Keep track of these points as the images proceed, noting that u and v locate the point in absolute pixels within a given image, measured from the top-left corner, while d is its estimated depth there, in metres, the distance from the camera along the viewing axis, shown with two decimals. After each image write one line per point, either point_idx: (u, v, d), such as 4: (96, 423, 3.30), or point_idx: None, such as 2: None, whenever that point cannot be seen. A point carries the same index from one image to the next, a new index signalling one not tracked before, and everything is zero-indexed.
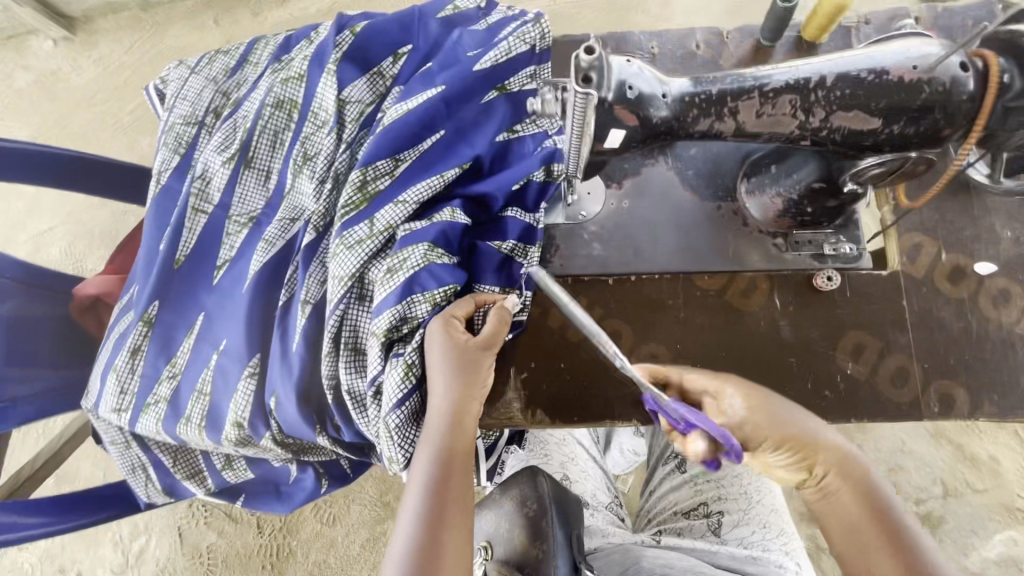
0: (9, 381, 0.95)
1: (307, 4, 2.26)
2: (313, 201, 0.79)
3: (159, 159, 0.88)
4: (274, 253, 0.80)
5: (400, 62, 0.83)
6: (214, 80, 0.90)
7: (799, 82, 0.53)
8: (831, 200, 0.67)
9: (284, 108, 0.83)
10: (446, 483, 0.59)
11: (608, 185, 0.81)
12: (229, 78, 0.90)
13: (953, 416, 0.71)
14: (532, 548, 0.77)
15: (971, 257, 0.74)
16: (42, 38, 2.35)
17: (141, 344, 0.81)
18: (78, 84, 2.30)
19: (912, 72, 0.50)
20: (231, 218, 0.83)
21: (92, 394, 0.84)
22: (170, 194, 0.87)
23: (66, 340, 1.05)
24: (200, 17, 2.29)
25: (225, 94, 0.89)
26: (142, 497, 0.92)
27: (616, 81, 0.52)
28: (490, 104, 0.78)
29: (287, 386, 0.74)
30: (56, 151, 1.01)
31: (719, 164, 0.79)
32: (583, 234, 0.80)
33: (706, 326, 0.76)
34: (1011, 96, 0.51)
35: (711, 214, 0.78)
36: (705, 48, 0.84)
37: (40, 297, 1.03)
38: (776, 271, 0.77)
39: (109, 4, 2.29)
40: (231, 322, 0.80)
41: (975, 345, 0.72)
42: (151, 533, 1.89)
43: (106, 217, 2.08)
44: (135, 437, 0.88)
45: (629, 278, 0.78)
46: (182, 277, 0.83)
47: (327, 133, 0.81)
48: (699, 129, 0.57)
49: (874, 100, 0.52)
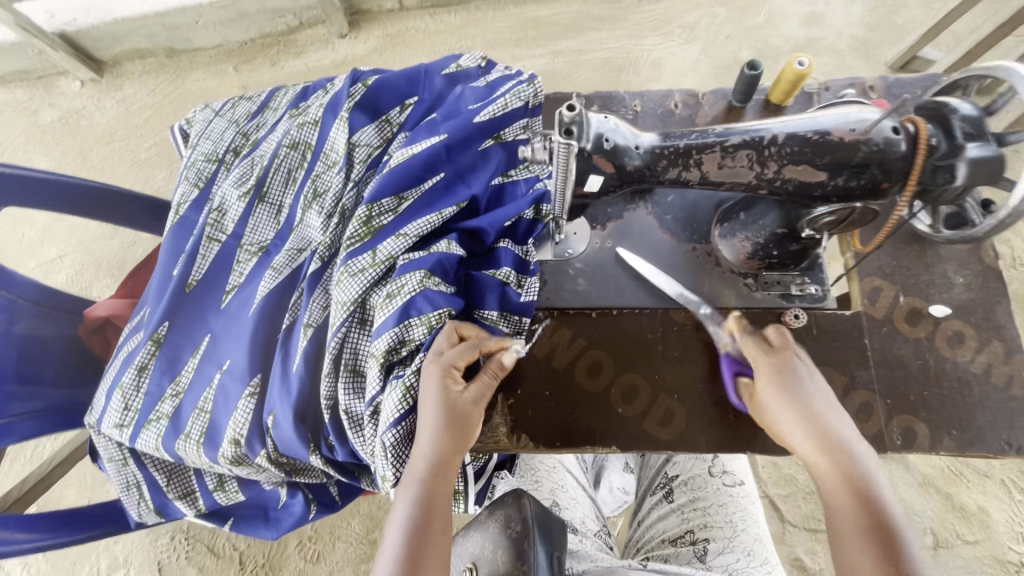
0: (13, 397, 0.98)
1: (323, 56, 2.42)
2: (320, 233, 0.86)
3: (179, 192, 0.94)
4: (280, 280, 0.86)
5: (406, 111, 0.92)
6: (235, 123, 0.98)
7: (755, 139, 0.60)
8: (793, 243, 0.75)
9: (298, 149, 0.91)
10: (425, 528, 0.64)
11: (593, 227, 0.87)
12: (250, 121, 0.99)
13: (916, 449, 0.75)
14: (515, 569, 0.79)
15: (927, 300, 0.80)
16: (71, 79, 2.50)
17: (148, 362, 0.86)
18: (100, 121, 2.43)
19: (851, 133, 0.58)
20: (242, 247, 0.90)
21: (96, 410, 0.88)
22: (186, 224, 0.93)
23: (74, 360, 1.10)
24: (222, 64, 2.45)
25: (245, 135, 0.97)
26: (133, 516, 0.93)
27: (594, 134, 0.60)
28: (486, 151, 0.86)
29: (284, 404, 0.78)
30: (91, 184, 1.10)
31: (695, 210, 0.86)
32: (569, 271, 0.86)
33: (683, 358, 0.81)
34: (938, 157, 0.58)
35: (687, 255, 0.85)
36: (682, 108, 0.93)
37: (54, 319, 1.08)
38: (747, 308, 0.82)
39: (137, 51, 2.45)
40: (235, 343, 0.85)
41: (933, 382, 0.77)
42: (131, 566, 1.86)
43: (115, 247, 2.15)
44: (132, 454, 0.91)
45: (610, 311, 0.84)
46: (192, 300, 0.88)
47: (337, 172, 0.88)
48: (669, 177, 0.64)
49: (819, 156, 0.59)
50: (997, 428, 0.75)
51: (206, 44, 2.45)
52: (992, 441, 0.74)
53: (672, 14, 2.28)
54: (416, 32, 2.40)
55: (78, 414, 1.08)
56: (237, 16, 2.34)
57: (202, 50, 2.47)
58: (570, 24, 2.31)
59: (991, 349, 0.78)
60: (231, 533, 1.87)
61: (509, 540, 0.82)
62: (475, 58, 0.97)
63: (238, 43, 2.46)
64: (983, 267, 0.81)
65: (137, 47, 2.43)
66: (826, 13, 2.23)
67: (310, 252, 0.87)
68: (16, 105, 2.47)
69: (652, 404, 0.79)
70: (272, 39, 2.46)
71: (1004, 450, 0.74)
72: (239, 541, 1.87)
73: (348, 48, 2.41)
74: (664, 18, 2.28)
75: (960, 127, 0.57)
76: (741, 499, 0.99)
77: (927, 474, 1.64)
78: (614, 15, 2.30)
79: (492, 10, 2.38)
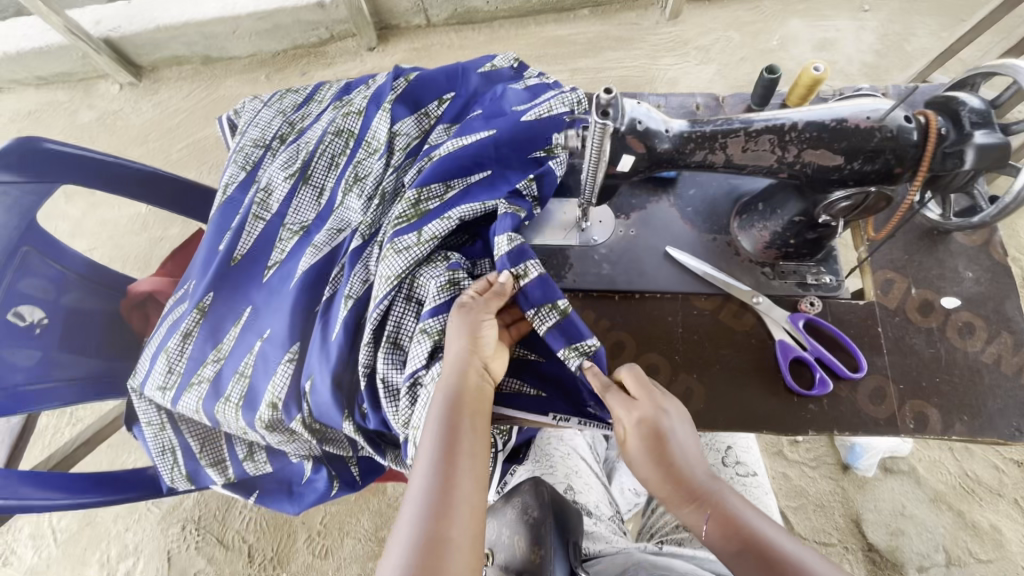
0: (56, 364, 1.04)
1: (350, 67, 2.52)
2: (361, 214, 0.91)
3: (227, 174, 1.00)
4: (320, 256, 0.91)
5: (444, 105, 0.98)
6: (283, 112, 1.05)
7: (777, 126, 0.66)
8: (810, 232, 0.79)
9: (343, 136, 0.97)
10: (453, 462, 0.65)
11: (617, 216, 0.92)
12: (296, 111, 1.05)
13: (928, 433, 0.77)
14: (531, 552, 0.78)
15: (938, 292, 0.84)
16: (110, 82, 2.62)
17: (192, 329, 0.92)
18: (135, 123, 2.54)
19: (866, 121, 0.63)
20: (286, 226, 0.95)
21: (140, 373, 0.94)
22: (232, 203, 0.98)
23: (113, 334, 1.15)
24: (255, 73, 2.57)
25: (291, 124, 1.04)
26: (166, 481, 0.97)
27: (628, 117, 0.65)
28: (535, 159, 0.89)
29: (323, 370, 0.82)
30: (129, 164, 1.13)
31: (714, 204, 0.91)
32: (594, 256, 0.90)
33: (701, 340, 0.85)
34: (948, 145, 0.62)
35: (707, 244, 0.89)
36: (704, 109, 0.98)
37: (98, 294, 1.15)
38: (764, 295, 0.86)
39: (175, 58, 2.57)
40: (276, 314, 0.90)
41: (945, 370, 0.80)
42: (140, 555, 1.88)
43: (143, 242, 2.22)
44: (170, 419, 0.95)
45: (633, 295, 0.88)
46: (237, 273, 0.93)
47: (378, 158, 0.94)
48: (695, 160, 0.69)
49: (836, 141, 0.64)
50: (1006, 415, 0.77)
51: (241, 53, 2.57)
52: (1003, 426, 0.77)
53: (688, 36, 2.37)
54: (440, 47, 2.50)
55: (114, 385, 1.13)
56: (271, 27, 2.45)
57: (236, 58, 2.59)
58: (590, 43, 2.41)
59: (1001, 340, 0.81)
60: (241, 525, 1.89)
61: (525, 526, 0.82)
62: (508, 59, 1.03)
63: (271, 53, 2.58)
64: (991, 263, 0.85)
65: (176, 54, 2.55)
66: (838, 40, 2.30)
67: (353, 231, 0.91)
68: (58, 105, 2.60)
69: (673, 382, 0.82)
70: (303, 49, 2.58)
71: (1015, 436, 0.76)
72: (248, 534, 1.88)
73: (375, 60, 2.52)
74: (680, 40, 2.37)
75: (967, 116, 0.61)
76: (754, 488, 1.04)
77: (940, 490, 1.61)
78: (631, 36, 2.40)
79: (514, 28, 2.49)
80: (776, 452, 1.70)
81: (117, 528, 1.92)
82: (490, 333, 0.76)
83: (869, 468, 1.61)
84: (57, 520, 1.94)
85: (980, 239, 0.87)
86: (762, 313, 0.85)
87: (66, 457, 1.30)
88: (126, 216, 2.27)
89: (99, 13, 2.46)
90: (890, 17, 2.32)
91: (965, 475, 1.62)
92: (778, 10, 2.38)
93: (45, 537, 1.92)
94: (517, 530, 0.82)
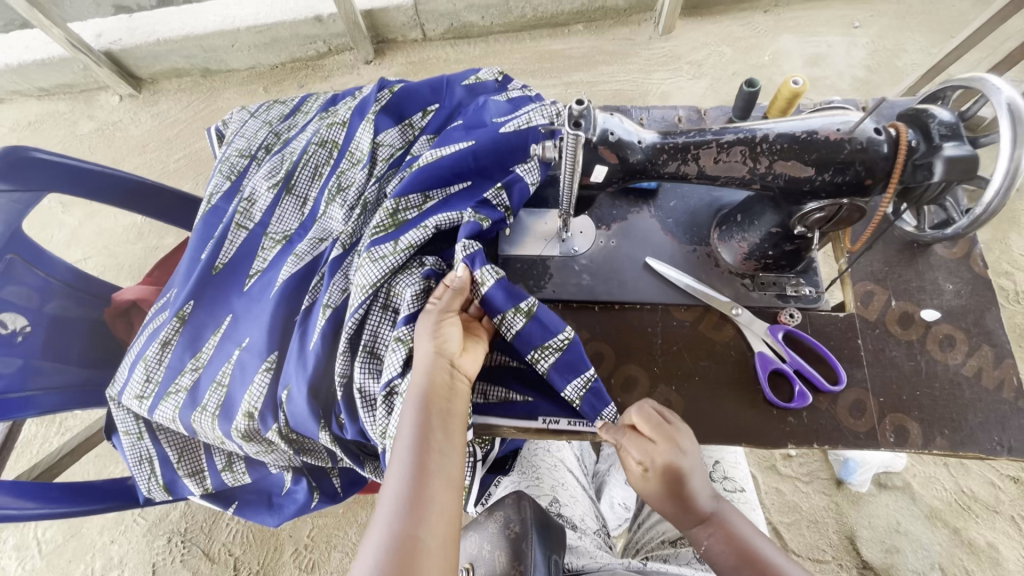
0: (39, 371, 1.04)
1: (347, 80, 2.55)
2: (343, 224, 0.91)
3: (212, 183, 1.01)
4: (301, 265, 0.91)
5: (427, 117, 0.99)
6: (269, 123, 1.06)
7: (749, 137, 0.66)
8: (788, 243, 0.79)
9: (326, 147, 0.98)
10: (425, 463, 0.64)
11: (598, 227, 0.92)
12: (283, 122, 1.06)
13: (909, 447, 0.77)
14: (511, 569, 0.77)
15: (918, 305, 0.84)
16: (111, 94, 2.65)
17: (171, 337, 0.91)
18: (134, 133, 2.57)
19: (837, 133, 0.63)
20: (268, 235, 0.95)
21: (119, 382, 0.93)
22: (216, 213, 0.99)
23: (99, 342, 1.16)
24: (253, 85, 2.60)
25: (277, 134, 1.04)
26: (143, 491, 0.95)
27: (600, 128, 0.65)
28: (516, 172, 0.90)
29: (300, 379, 0.82)
30: (118, 172, 1.14)
31: (695, 215, 0.92)
32: (575, 266, 0.90)
33: (681, 352, 0.84)
34: (917, 157, 0.63)
35: (688, 255, 0.89)
36: (686, 121, 0.98)
37: (83, 301, 1.16)
38: (744, 307, 0.85)
39: (174, 70, 2.60)
40: (255, 322, 0.90)
41: (925, 383, 0.79)
42: (125, 568, 1.85)
43: (137, 252, 2.23)
44: (148, 428, 0.94)
45: (613, 306, 0.88)
46: (217, 281, 0.93)
47: (361, 169, 0.94)
48: (669, 171, 0.70)
49: (806, 152, 0.64)
50: (988, 429, 0.76)
51: (239, 65, 2.61)
52: (984, 441, 0.76)
53: (680, 51, 2.40)
54: (437, 60, 2.53)
55: (96, 393, 1.13)
56: (270, 41, 2.49)
57: (235, 71, 2.62)
58: (584, 58, 2.44)
59: (981, 354, 0.80)
60: (227, 538, 1.87)
61: (507, 541, 0.81)
62: (493, 72, 1.03)
63: (269, 66, 2.62)
64: (971, 275, 0.85)
65: (176, 67, 2.59)
66: (829, 55, 2.33)
67: (335, 241, 0.91)
68: (58, 116, 2.63)
69: (651, 394, 0.81)
70: (300, 62, 2.61)
71: (996, 451, 0.75)
72: (234, 547, 1.86)
73: (371, 73, 2.55)
74: (673, 55, 2.40)
75: (936, 129, 0.62)
76: (741, 504, 1.03)
77: (935, 506, 1.58)
78: (624, 51, 2.43)
79: (510, 42, 2.52)
80: (769, 466, 1.68)
81: (103, 540, 1.90)
82: (455, 333, 0.75)
83: (863, 484, 1.59)
84: (42, 531, 1.93)
85: (960, 251, 0.86)
86: (741, 324, 0.84)
87: (49, 467, 1.30)
88: (121, 226, 2.28)
89: (101, 27, 2.51)
90: (880, 33, 2.35)
91: (960, 491, 1.60)
92: (770, 26, 2.40)
93: (30, 548, 1.90)
94: (499, 545, 0.82)
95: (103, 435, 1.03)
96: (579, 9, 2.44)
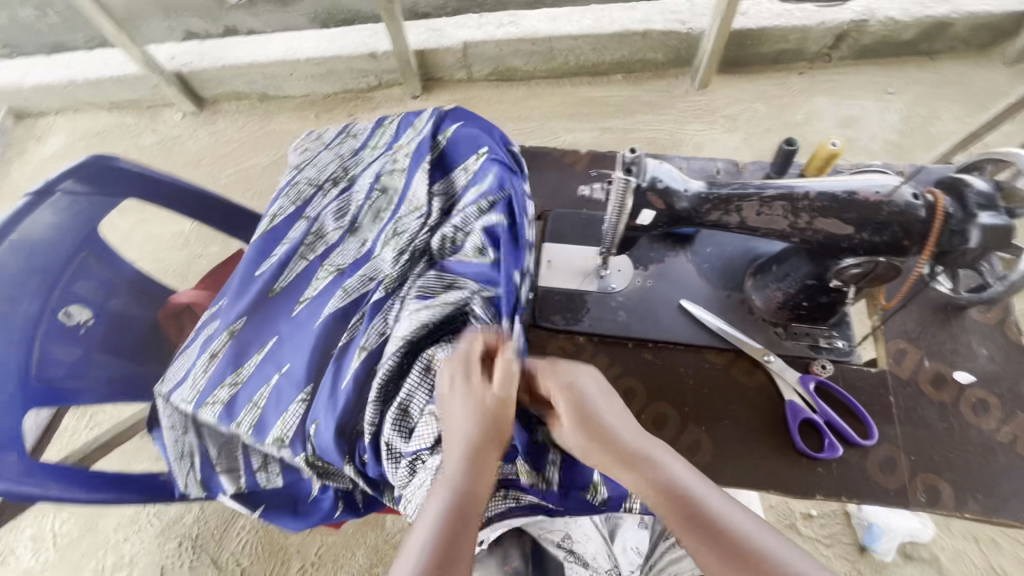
0: (95, 363, 1.10)
1: (394, 112, 2.69)
2: (391, 267, 0.98)
3: (278, 206, 1.08)
4: (346, 301, 0.98)
5: (479, 160, 0.99)
6: (341, 157, 1.13)
7: (791, 193, 0.70)
8: (822, 296, 0.81)
9: (388, 195, 1.06)
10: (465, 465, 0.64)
11: (636, 266, 0.96)
12: (352, 157, 1.13)
13: (939, 508, 0.76)
14: None
15: (951, 367, 0.85)
16: (174, 111, 2.84)
17: (219, 350, 0.97)
18: (191, 148, 2.73)
19: (876, 195, 0.67)
20: (324, 266, 1.03)
21: (170, 380, 0.98)
22: (277, 238, 1.06)
23: (151, 340, 1.23)
24: (306, 111, 2.76)
25: (346, 169, 1.12)
26: (179, 487, 0.99)
27: (650, 176, 0.70)
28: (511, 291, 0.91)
29: (329, 417, 0.86)
30: (187, 184, 1.22)
31: (731, 262, 0.95)
32: (612, 302, 0.94)
33: (712, 394, 0.86)
34: (954, 223, 0.66)
35: (722, 300, 0.92)
36: (725, 173, 1.03)
37: (141, 301, 1.23)
38: (777, 354, 0.88)
39: (235, 93, 2.79)
40: (297, 350, 0.96)
41: (957, 445, 0.79)
42: (135, 568, 1.87)
43: (182, 259, 2.34)
44: (193, 424, 0.99)
45: (646, 343, 0.91)
46: (272, 303, 1.01)
47: (417, 217, 0.99)
48: (711, 220, 0.74)
49: (845, 211, 0.68)
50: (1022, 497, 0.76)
51: (295, 93, 2.78)
52: (1018, 509, 0.75)
53: (715, 106, 2.49)
54: (481, 99, 2.66)
55: (144, 388, 1.19)
56: (326, 72, 2.66)
57: (291, 97, 2.79)
58: (620, 106, 2.54)
59: (1016, 421, 0.80)
60: (237, 547, 1.88)
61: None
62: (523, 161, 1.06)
63: (323, 95, 2.78)
64: (1005, 342, 0.86)
65: (237, 90, 2.77)
66: (863, 118, 2.38)
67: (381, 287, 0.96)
68: (124, 127, 2.81)
69: (681, 432, 0.83)
70: (353, 93, 2.76)
71: None
72: (243, 556, 1.87)
73: (417, 107, 2.68)
74: (707, 108, 2.48)
75: (973, 198, 0.65)
76: None
77: None
78: (661, 102, 2.52)
79: (551, 87, 2.64)
80: (789, 524, 1.64)
81: (116, 537, 1.93)
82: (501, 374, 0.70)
83: (887, 551, 1.54)
84: (59, 523, 1.96)
85: (995, 317, 0.88)
86: (773, 371, 0.86)
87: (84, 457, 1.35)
88: (170, 233, 2.40)
89: (174, 50, 2.71)
90: (915, 100, 2.40)
91: (991, 570, 1.54)
92: (805, 87, 2.48)
93: (46, 540, 1.93)
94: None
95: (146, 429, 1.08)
96: (619, 60, 2.56)
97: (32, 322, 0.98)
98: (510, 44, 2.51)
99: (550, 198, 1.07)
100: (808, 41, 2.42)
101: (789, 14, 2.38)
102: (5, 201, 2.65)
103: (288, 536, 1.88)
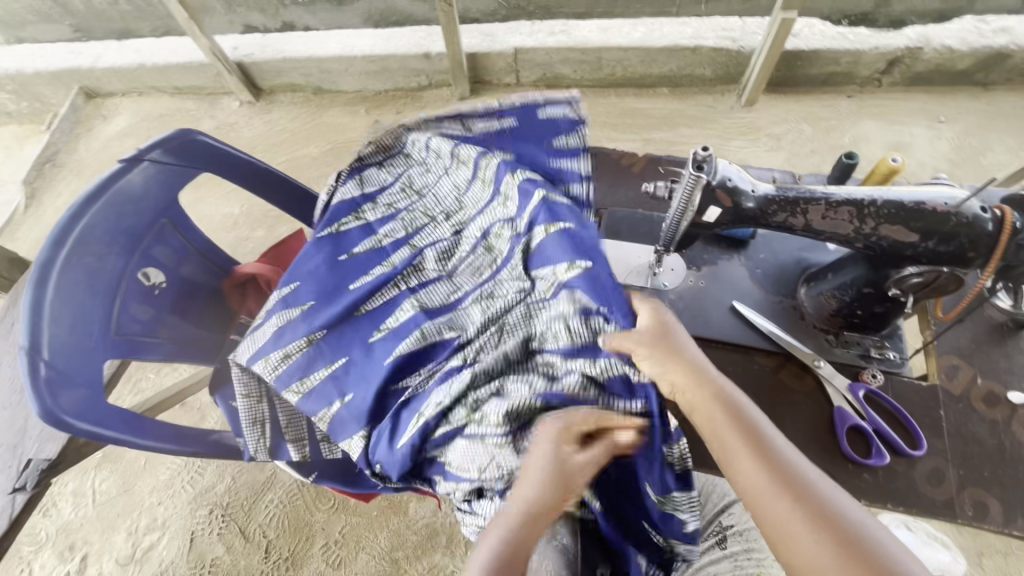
0: (164, 323, 1.18)
1: (442, 112, 2.76)
2: (473, 329, 1.00)
3: (389, 227, 1.14)
4: (421, 344, 1.01)
5: (574, 269, 0.93)
6: (457, 188, 1.11)
7: (857, 200, 0.72)
8: (878, 305, 0.83)
9: (489, 253, 1.07)
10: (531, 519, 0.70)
11: (688, 267, 0.99)
12: (466, 192, 1.10)
13: (987, 523, 0.77)
14: None
15: (1005, 386, 0.85)
16: (233, 99, 2.97)
17: (294, 352, 1.03)
18: (246, 135, 2.85)
19: (944, 206, 0.69)
20: (412, 300, 1.07)
21: (248, 350, 1.03)
22: (380, 258, 1.12)
23: (213, 307, 1.30)
24: (357, 106, 2.86)
25: (459, 205, 1.12)
26: (248, 452, 1.04)
27: (719, 175, 0.73)
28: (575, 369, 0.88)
29: (391, 464, 0.90)
30: (259, 164, 1.29)
31: (784, 269, 0.97)
32: (664, 299, 0.97)
33: (759, 394, 0.88)
34: (1021, 238, 0.67)
35: (774, 305, 0.94)
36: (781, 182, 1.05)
37: (208, 270, 1.31)
38: (826, 360, 0.89)
39: (292, 85, 2.90)
40: (365, 381, 1.01)
41: (1008, 463, 0.80)
42: (166, 531, 1.94)
43: (231, 239, 2.44)
44: (268, 394, 1.05)
45: (696, 341, 0.93)
46: (357, 321, 1.07)
47: (514, 291, 1.01)
48: (776, 221, 0.76)
49: (912, 220, 0.70)
50: None
51: (348, 88, 2.88)
52: None
53: (760, 124, 2.49)
54: None
55: (205, 352, 1.27)
56: (380, 69, 2.75)
57: (343, 92, 2.90)
58: (664, 118, 2.57)
59: None
60: (264, 519, 1.94)
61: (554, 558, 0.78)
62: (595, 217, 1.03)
63: (374, 92, 2.88)
64: None
65: (293, 83, 2.89)
66: (912, 144, 2.36)
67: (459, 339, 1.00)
68: (185, 112, 2.95)
69: None
70: (403, 92, 2.85)
71: None
72: (269, 529, 1.92)
73: (465, 108, 2.75)
74: (752, 126, 2.49)
75: None
76: None
77: None
78: (705, 117, 2.54)
79: (596, 96, 2.69)
80: None
81: (150, 500, 2.00)
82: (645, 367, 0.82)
83: None
84: (99, 482, 2.04)
85: None
86: (822, 376, 0.87)
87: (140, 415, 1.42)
88: (222, 214, 2.51)
89: (238, 41, 2.84)
90: (966, 130, 2.37)
91: None
92: (853, 110, 2.47)
93: (85, 496, 2.02)
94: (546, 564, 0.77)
95: (212, 392, 1.18)
96: (667, 73, 2.59)
97: (117, 280, 1.06)
98: (560, 52, 2.56)
99: (607, 197, 1.10)
100: (860, 65, 2.42)
101: (841, 38, 2.38)
102: (71, 173, 2.81)
103: (314, 513, 1.93)
